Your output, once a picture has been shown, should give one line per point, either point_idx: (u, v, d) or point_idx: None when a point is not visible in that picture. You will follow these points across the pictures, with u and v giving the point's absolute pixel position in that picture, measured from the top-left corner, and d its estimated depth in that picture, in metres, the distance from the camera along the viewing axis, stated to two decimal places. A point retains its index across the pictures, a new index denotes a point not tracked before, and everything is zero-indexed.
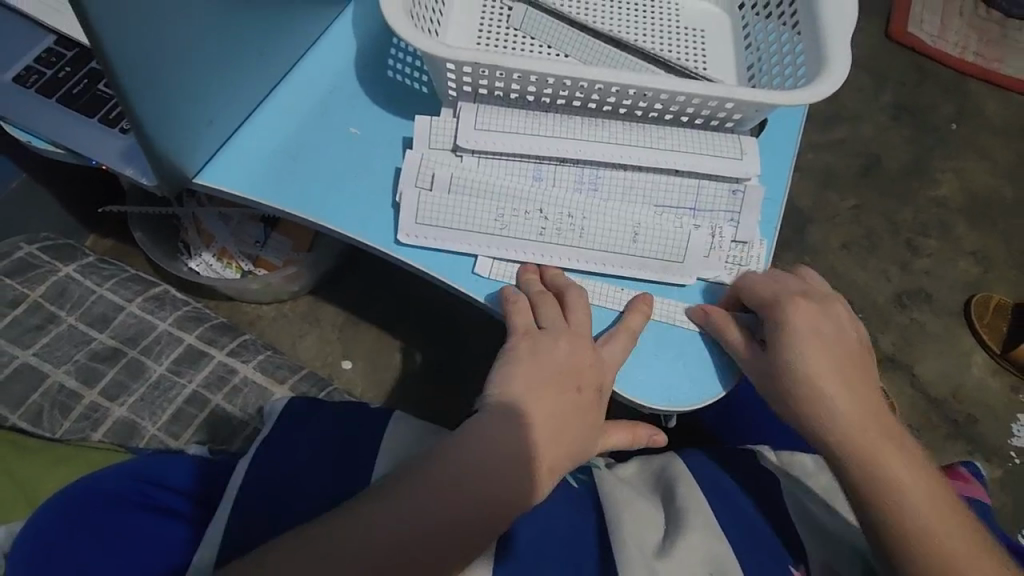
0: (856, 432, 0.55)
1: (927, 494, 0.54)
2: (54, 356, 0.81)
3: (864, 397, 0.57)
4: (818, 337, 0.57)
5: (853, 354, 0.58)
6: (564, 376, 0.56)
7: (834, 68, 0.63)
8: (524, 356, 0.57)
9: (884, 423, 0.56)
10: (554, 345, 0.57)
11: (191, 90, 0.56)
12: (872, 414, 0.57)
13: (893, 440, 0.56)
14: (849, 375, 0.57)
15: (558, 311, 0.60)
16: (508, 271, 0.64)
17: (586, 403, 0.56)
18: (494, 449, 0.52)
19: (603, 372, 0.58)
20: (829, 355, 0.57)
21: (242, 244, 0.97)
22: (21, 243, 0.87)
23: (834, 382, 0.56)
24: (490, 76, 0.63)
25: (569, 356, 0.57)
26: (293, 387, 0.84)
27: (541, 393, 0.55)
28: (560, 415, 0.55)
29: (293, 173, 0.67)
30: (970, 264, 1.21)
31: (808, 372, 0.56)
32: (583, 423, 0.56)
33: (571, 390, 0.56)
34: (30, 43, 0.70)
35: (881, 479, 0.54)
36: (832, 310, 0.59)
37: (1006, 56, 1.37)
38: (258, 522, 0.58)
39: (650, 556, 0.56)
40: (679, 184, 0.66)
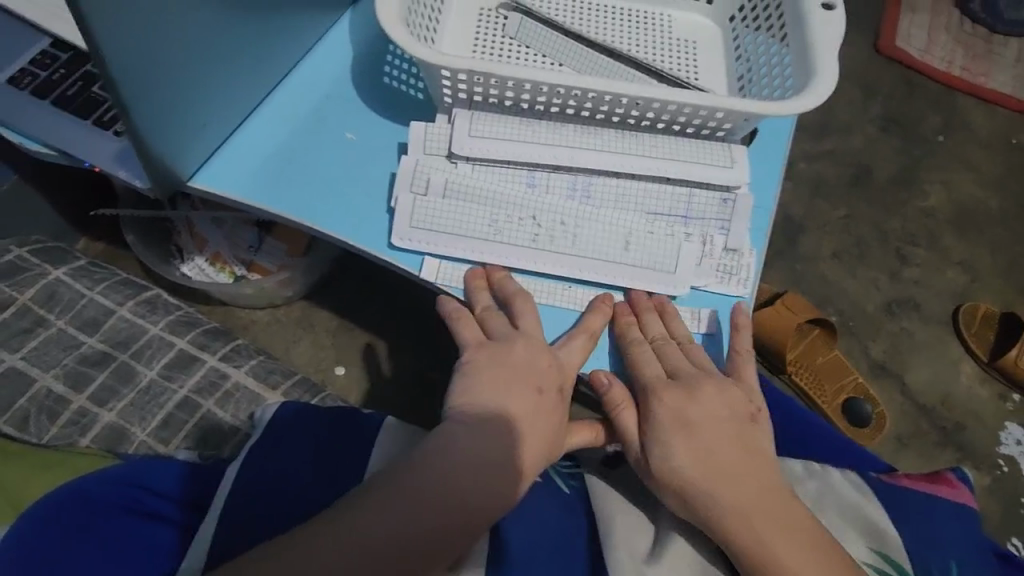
0: (715, 488, 0.54)
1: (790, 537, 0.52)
2: (42, 360, 0.80)
3: (730, 467, 0.55)
4: (673, 412, 0.57)
5: (734, 430, 0.57)
6: (524, 380, 0.57)
7: (821, 79, 0.64)
8: (483, 366, 0.57)
9: (758, 483, 0.55)
10: (510, 348, 0.58)
11: (186, 92, 0.56)
12: (741, 477, 0.55)
13: (768, 505, 0.53)
14: (727, 445, 0.56)
15: (511, 321, 0.61)
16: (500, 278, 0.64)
17: (546, 403, 0.57)
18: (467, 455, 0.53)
19: (562, 372, 0.58)
20: (693, 411, 0.57)
21: (236, 249, 0.96)
22: (12, 245, 0.86)
23: (684, 436, 0.56)
24: (485, 84, 0.64)
25: (525, 358, 0.58)
26: (286, 393, 0.84)
27: (506, 398, 0.56)
28: (524, 416, 0.55)
29: (288, 179, 0.67)
30: (958, 273, 1.23)
31: (658, 434, 0.57)
32: (549, 422, 0.56)
33: (533, 391, 0.56)
34: (25, 44, 0.69)
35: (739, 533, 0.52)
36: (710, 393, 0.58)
37: (992, 71, 1.39)
38: (244, 520, 0.57)
39: (641, 560, 0.56)
40: (671, 192, 0.66)
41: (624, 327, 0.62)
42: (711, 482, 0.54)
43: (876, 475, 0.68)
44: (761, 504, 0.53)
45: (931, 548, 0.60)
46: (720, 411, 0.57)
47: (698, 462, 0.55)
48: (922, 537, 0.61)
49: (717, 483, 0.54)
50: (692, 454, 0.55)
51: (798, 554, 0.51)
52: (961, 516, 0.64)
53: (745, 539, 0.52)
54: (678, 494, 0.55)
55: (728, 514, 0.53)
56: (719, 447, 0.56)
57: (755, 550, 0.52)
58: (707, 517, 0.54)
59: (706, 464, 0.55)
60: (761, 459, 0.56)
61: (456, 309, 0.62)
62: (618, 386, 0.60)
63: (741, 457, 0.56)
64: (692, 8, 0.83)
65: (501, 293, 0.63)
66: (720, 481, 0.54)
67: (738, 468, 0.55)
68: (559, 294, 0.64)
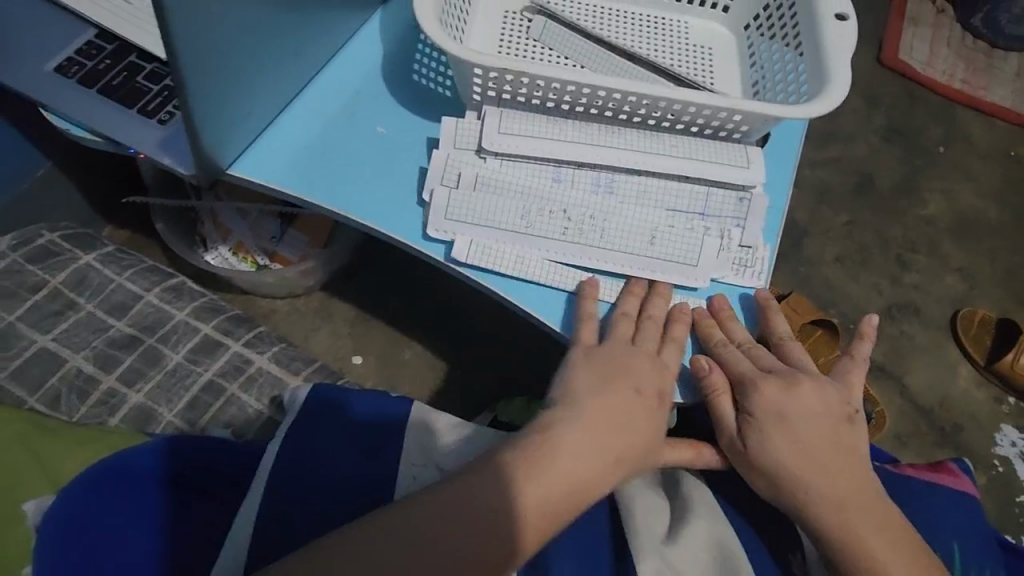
0: (811, 477, 0.58)
1: (877, 528, 0.57)
2: (73, 341, 0.83)
3: (824, 460, 0.59)
4: (771, 405, 0.61)
5: (832, 428, 0.61)
6: (626, 380, 0.60)
7: (834, 86, 0.67)
8: (581, 366, 0.61)
9: (852, 476, 0.59)
10: (607, 352, 0.62)
11: (234, 83, 0.60)
12: (833, 470, 0.59)
13: (857, 496, 0.58)
14: (824, 442, 0.60)
15: (631, 332, 0.64)
16: (527, 269, 0.66)
17: (646, 405, 0.60)
18: (569, 447, 0.56)
19: (662, 377, 0.61)
20: (794, 407, 0.61)
21: (259, 239, 0.98)
22: (43, 230, 0.89)
23: (783, 431, 0.59)
24: (514, 83, 0.67)
25: (627, 361, 0.61)
26: (307, 379, 0.86)
27: (598, 395, 0.59)
28: (623, 416, 0.58)
29: (324, 170, 0.69)
30: (957, 280, 1.26)
31: (757, 424, 0.60)
32: (645, 422, 0.59)
33: (633, 391, 0.60)
34: (72, 35, 0.72)
35: (826, 519, 0.57)
36: (805, 393, 0.61)
37: (991, 85, 1.44)
38: (280, 504, 0.60)
39: (659, 542, 0.59)
40: (689, 190, 0.69)
41: (706, 331, 0.65)
42: (804, 472, 0.58)
43: (883, 464, 0.71)
44: (852, 496, 0.58)
45: (933, 535, 0.64)
46: (818, 408, 0.61)
47: (795, 453, 0.59)
48: (924, 521, 0.65)
49: (809, 474, 0.58)
50: (789, 447, 0.59)
51: (885, 543, 0.56)
52: (963, 505, 0.67)
53: (836, 527, 0.57)
54: (771, 482, 0.59)
55: (819, 503, 0.57)
56: (817, 442, 0.59)
57: (843, 537, 0.56)
58: (801, 505, 0.58)
59: (803, 457, 0.59)
60: (855, 458, 0.60)
61: (590, 311, 0.64)
62: (717, 373, 0.62)
63: (837, 453, 0.60)
64: (707, 16, 0.86)
65: (622, 305, 0.65)
66: (814, 473, 0.58)
67: (833, 462, 0.59)
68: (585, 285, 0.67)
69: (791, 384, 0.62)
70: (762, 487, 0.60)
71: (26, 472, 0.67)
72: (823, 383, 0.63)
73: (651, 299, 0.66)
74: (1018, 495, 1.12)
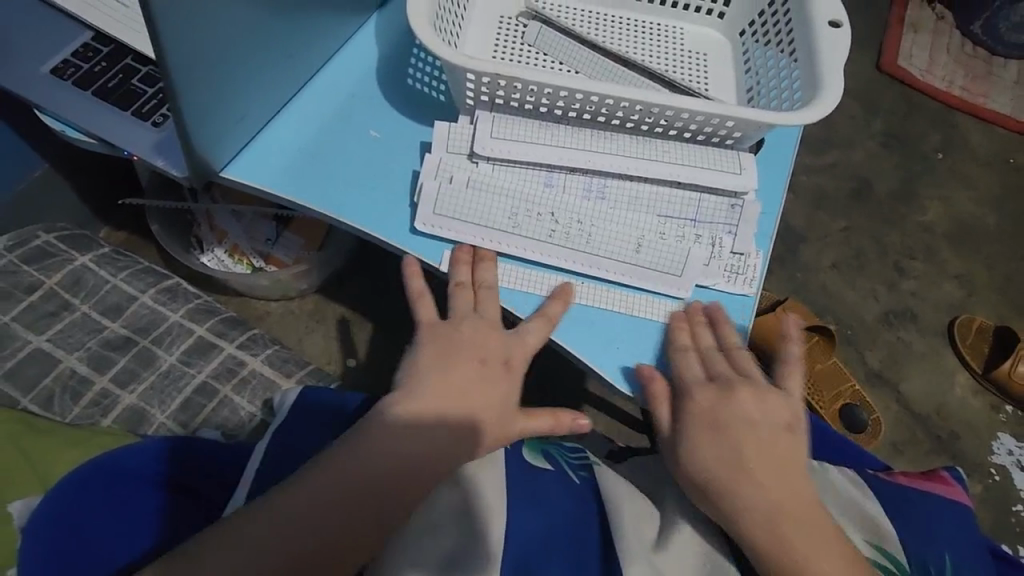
0: (736, 483, 0.57)
1: (800, 533, 0.56)
2: (67, 342, 0.83)
3: (755, 467, 0.58)
4: (707, 410, 0.60)
5: (765, 434, 0.60)
6: (468, 353, 0.62)
7: (827, 92, 0.67)
8: (428, 343, 0.63)
9: (781, 483, 0.58)
10: (455, 329, 0.63)
11: (227, 85, 0.60)
12: (765, 477, 0.58)
13: (788, 503, 0.57)
14: (755, 448, 0.59)
15: (472, 305, 0.65)
16: (521, 280, 0.67)
17: (489, 373, 0.61)
18: (403, 431, 0.57)
19: (508, 347, 0.63)
20: (723, 412, 0.60)
21: (254, 241, 0.99)
22: (39, 231, 0.89)
23: (709, 437, 0.59)
24: (507, 88, 0.67)
25: (473, 336, 0.63)
26: (300, 381, 0.86)
27: (444, 369, 0.60)
28: (467, 386, 0.60)
29: (314, 172, 0.69)
30: (955, 287, 1.26)
31: (687, 431, 0.60)
32: (489, 391, 0.61)
33: (475, 360, 0.61)
34: (68, 37, 0.72)
35: (747, 525, 0.57)
36: (741, 401, 0.61)
37: (991, 92, 1.44)
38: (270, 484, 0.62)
39: (649, 549, 0.58)
40: (681, 196, 0.69)
41: (675, 330, 0.64)
42: (736, 482, 0.57)
43: (875, 473, 0.70)
44: (782, 503, 0.57)
45: (928, 545, 0.63)
46: (754, 415, 0.60)
47: (730, 461, 0.58)
48: (913, 527, 0.64)
49: (742, 482, 0.57)
50: (719, 454, 0.58)
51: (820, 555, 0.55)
52: (955, 513, 0.67)
53: (764, 538, 0.56)
54: (700, 488, 0.59)
55: (752, 513, 0.57)
56: (746, 447, 0.59)
57: (764, 543, 0.56)
58: (725, 511, 0.57)
59: (728, 462, 0.58)
60: (788, 464, 0.59)
61: (418, 288, 0.67)
62: (659, 382, 0.62)
63: (770, 459, 0.59)
64: (703, 22, 0.86)
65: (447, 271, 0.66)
66: (745, 482, 0.57)
67: (764, 469, 0.58)
68: (587, 295, 0.66)
69: (727, 392, 0.61)
70: (691, 491, 0.59)
71: (14, 468, 0.67)
72: (762, 390, 0.62)
73: (479, 263, 0.66)
74: (1015, 504, 1.11)
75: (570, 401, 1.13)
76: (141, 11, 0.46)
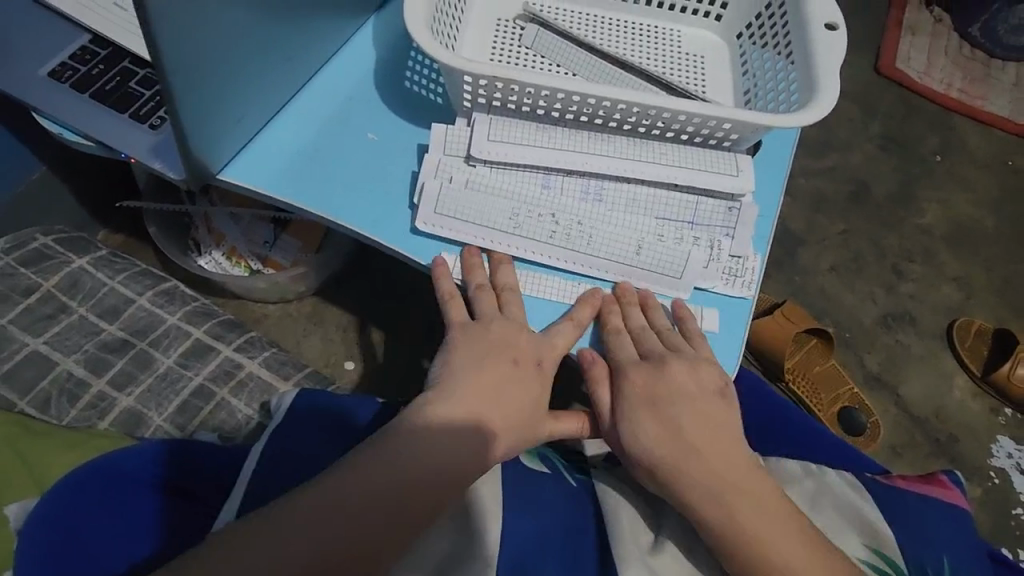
0: (682, 463, 0.57)
1: (755, 509, 0.56)
2: (64, 345, 0.83)
3: (697, 444, 0.58)
4: (642, 389, 0.60)
5: (704, 410, 0.60)
6: (499, 353, 0.61)
7: (824, 95, 0.67)
8: (460, 343, 0.62)
9: (725, 457, 0.58)
10: (487, 329, 0.62)
11: (224, 88, 0.60)
12: (708, 454, 0.58)
13: (737, 479, 0.57)
14: (696, 425, 0.59)
15: (498, 307, 0.64)
16: (543, 288, 0.66)
17: (522, 374, 0.60)
18: (425, 435, 0.56)
19: (539, 348, 0.61)
20: (659, 391, 0.60)
21: (252, 244, 0.99)
22: (37, 233, 0.89)
23: (649, 419, 0.59)
24: (504, 91, 0.67)
25: (504, 336, 0.62)
26: (298, 384, 0.85)
27: (473, 370, 0.59)
28: (498, 387, 0.59)
29: (312, 174, 0.69)
30: (954, 289, 1.26)
31: (627, 413, 0.60)
32: (519, 392, 0.59)
33: (509, 361, 0.60)
34: (66, 40, 0.73)
35: (700, 504, 0.57)
36: (676, 377, 0.60)
37: (989, 94, 1.44)
38: (266, 486, 0.61)
39: (645, 552, 0.58)
40: (679, 198, 0.69)
41: (604, 315, 0.65)
42: (677, 461, 0.58)
43: (872, 476, 0.70)
44: (731, 480, 0.57)
45: (924, 548, 0.63)
46: (692, 390, 0.60)
47: (668, 440, 0.58)
48: (909, 530, 0.64)
49: (683, 459, 0.58)
50: (661, 435, 0.58)
51: (769, 528, 0.55)
52: (952, 516, 0.66)
53: (719, 517, 0.56)
54: (650, 472, 0.58)
55: (699, 492, 0.57)
56: (689, 426, 0.59)
57: (721, 522, 0.56)
58: (678, 493, 0.57)
59: (672, 442, 0.58)
60: (731, 438, 0.59)
61: (449, 290, 0.66)
62: (599, 365, 0.62)
63: (711, 435, 0.59)
64: (700, 24, 0.86)
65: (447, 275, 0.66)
66: (690, 461, 0.57)
67: (708, 445, 0.58)
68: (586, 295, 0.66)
69: (660, 369, 0.61)
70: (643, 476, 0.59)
71: (10, 470, 0.67)
72: (696, 361, 0.62)
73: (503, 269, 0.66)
74: (1015, 507, 1.11)
75: (569, 404, 1.12)
76: (137, 12, 0.46)
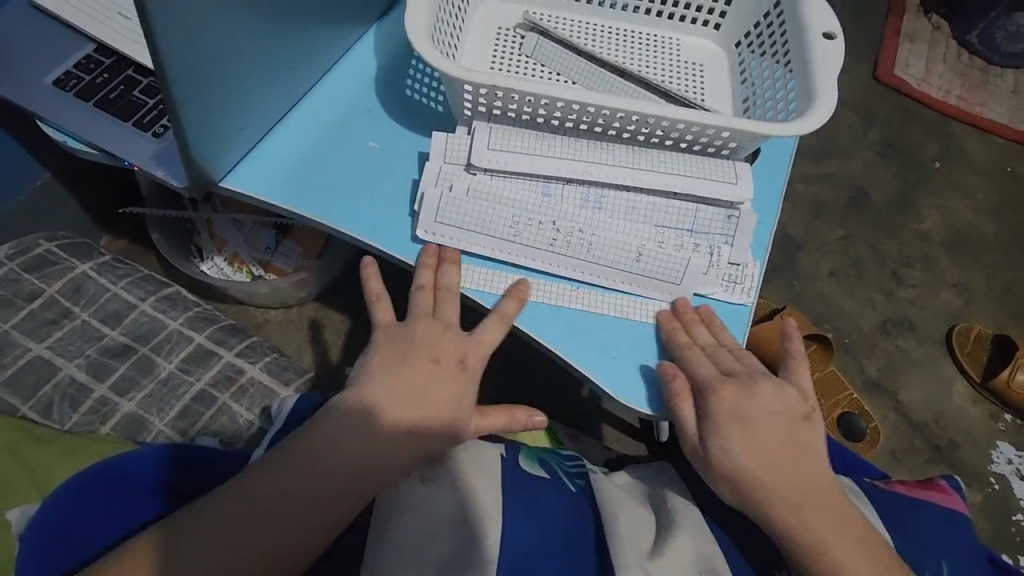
0: (773, 480, 0.57)
1: (840, 529, 0.56)
2: (67, 349, 0.84)
3: (785, 462, 0.58)
4: (730, 405, 0.59)
5: (790, 428, 0.60)
6: (422, 352, 0.61)
7: (822, 102, 0.68)
8: (384, 346, 0.62)
9: (811, 476, 0.58)
10: (410, 330, 0.63)
11: (227, 96, 0.60)
12: (794, 472, 0.58)
13: (821, 498, 0.57)
14: (784, 443, 0.59)
15: (431, 306, 0.65)
16: (482, 282, 0.67)
17: (444, 372, 0.60)
18: (371, 445, 0.57)
19: (464, 347, 0.63)
20: (747, 408, 0.59)
21: (253, 250, 1.00)
22: (41, 239, 0.90)
23: (741, 435, 0.58)
24: (504, 99, 0.68)
25: (427, 336, 0.62)
26: (298, 389, 0.86)
27: (400, 371, 0.60)
28: (421, 384, 0.59)
29: (314, 181, 0.70)
30: (953, 296, 1.26)
31: (718, 430, 0.58)
32: (441, 389, 0.60)
33: (429, 361, 0.61)
34: (71, 49, 0.73)
35: (790, 522, 0.56)
36: (761, 395, 0.60)
37: (988, 101, 1.44)
38: None
39: (645, 556, 0.58)
40: (678, 206, 0.70)
41: (670, 332, 0.65)
42: (766, 478, 0.57)
43: (873, 482, 0.70)
44: (815, 498, 0.57)
45: (924, 553, 0.63)
46: (779, 408, 0.60)
47: (756, 457, 0.57)
48: (911, 536, 0.64)
49: (769, 477, 0.57)
50: (751, 452, 0.57)
51: (850, 548, 0.55)
52: (953, 522, 0.66)
53: (806, 535, 0.55)
54: (736, 488, 0.57)
55: (786, 509, 0.56)
56: (776, 442, 0.58)
57: (810, 540, 0.55)
58: (763, 510, 0.57)
59: (763, 459, 0.57)
60: (814, 456, 0.59)
61: (377, 290, 0.67)
62: (681, 379, 0.61)
63: (797, 453, 0.59)
64: (699, 33, 0.87)
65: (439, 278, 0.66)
66: (778, 478, 0.57)
67: (795, 463, 0.58)
68: (586, 302, 0.67)
69: (748, 387, 0.60)
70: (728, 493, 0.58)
71: (14, 475, 0.68)
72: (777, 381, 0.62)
73: (440, 266, 0.66)
74: (1016, 513, 1.11)
75: (568, 409, 1.13)
76: (141, 21, 0.47)
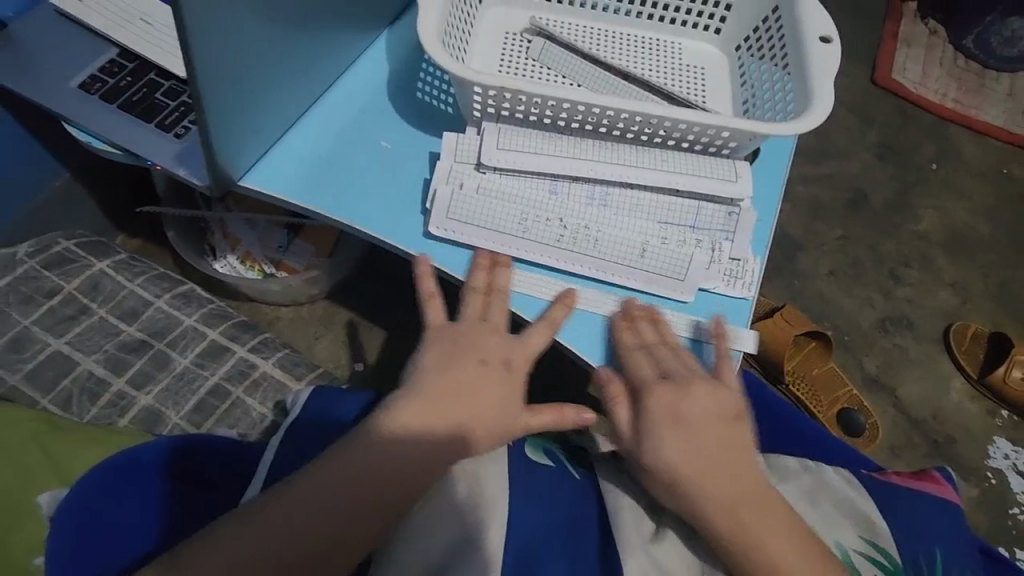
0: (704, 481, 0.58)
1: (772, 528, 0.57)
2: (85, 344, 0.86)
3: (719, 462, 0.59)
4: (664, 407, 0.61)
5: (724, 429, 0.61)
6: (472, 352, 0.63)
7: (819, 104, 0.70)
8: (435, 343, 0.64)
9: (744, 475, 0.59)
10: (461, 328, 0.65)
11: (247, 98, 0.63)
12: (728, 472, 0.59)
13: (756, 497, 0.58)
14: (717, 443, 0.60)
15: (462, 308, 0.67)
16: (529, 288, 0.69)
17: (491, 373, 0.62)
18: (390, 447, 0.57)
19: (510, 349, 0.64)
20: (682, 410, 0.61)
21: (266, 248, 1.02)
22: (60, 237, 0.92)
23: (672, 436, 0.60)
24: (513, 101, 0.70)
25: (473, 337, 0.64)
26: (309, 383, 0.88)
27: (447, 368, 0.61)
28: (464, 381, 0.61)
29: (329, 180, 0.73)
30: (950, 295, 1.28)
31: (651, 432, 0.61)
32: (490, 389, 0.61)
33: (477, 361, 0.62)
34: (95, 53, 0.76)
35: (721, 523, 0.57)
36: (697, 395, 0.62)
37: (984, 104, 1.47)
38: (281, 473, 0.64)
39: (648, 539, 0.59)
40: (681, 203, 0.72)
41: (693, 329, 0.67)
42: (698, 478, 0.58)
43: (869, 473, 0.73)
44: (746, 498, 0.58)
45: (917, 540, 0.65)
46: (712, 408, 0.62)
47: (688, 457, 0.59)
48: (906, 524, 0.66)
49: (702, 477, 0.58)
50: (682, 453, 0.59)
51: (781, 546, 0.56)
52: (947, 512, 0.68)
53: (736, 534, 0.57)
54: (669, 488, 0.59)
55: (718, 509, 0.58)
56: (709, 443, 0.60)
57: (739, 539, 0.57)
58: (695, 509, 0.58)
59: (696, 459, 0.59)
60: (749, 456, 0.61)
61: (429, 290, 0.68)
62: (616, 383, 0.63)
63: (732, 453, 0.60)
64: (700, 37, 0.90)
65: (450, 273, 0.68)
66: (710, 479, 0.58)
67: (728, 463, 0.59)
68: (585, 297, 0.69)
69: (684, 387, 0.62)
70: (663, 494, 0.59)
71: (37, 464, 0.70)
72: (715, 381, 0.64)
73: (495, 269, 0.68)
74: (1012, 508, 1.12)
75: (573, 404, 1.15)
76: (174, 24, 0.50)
